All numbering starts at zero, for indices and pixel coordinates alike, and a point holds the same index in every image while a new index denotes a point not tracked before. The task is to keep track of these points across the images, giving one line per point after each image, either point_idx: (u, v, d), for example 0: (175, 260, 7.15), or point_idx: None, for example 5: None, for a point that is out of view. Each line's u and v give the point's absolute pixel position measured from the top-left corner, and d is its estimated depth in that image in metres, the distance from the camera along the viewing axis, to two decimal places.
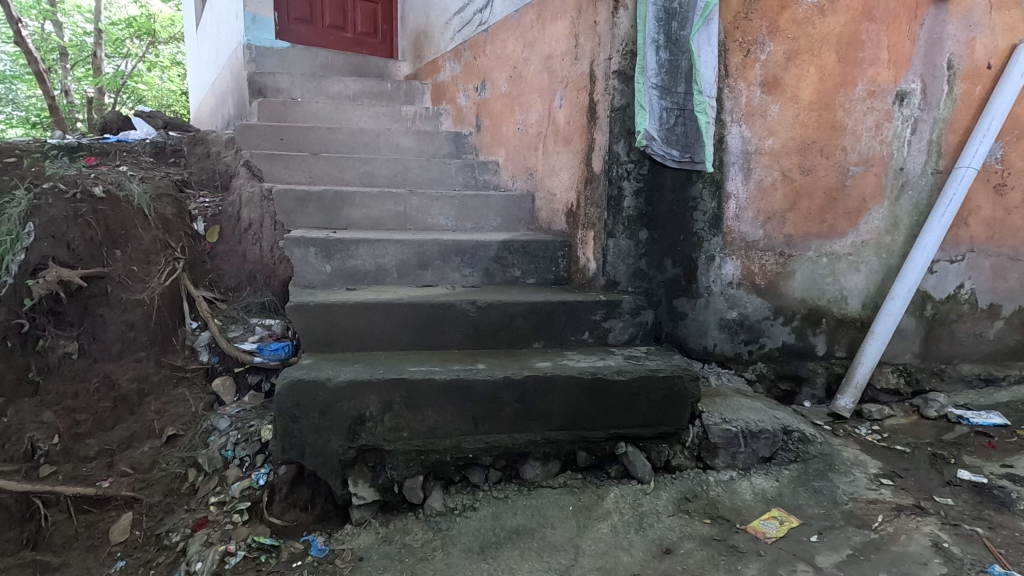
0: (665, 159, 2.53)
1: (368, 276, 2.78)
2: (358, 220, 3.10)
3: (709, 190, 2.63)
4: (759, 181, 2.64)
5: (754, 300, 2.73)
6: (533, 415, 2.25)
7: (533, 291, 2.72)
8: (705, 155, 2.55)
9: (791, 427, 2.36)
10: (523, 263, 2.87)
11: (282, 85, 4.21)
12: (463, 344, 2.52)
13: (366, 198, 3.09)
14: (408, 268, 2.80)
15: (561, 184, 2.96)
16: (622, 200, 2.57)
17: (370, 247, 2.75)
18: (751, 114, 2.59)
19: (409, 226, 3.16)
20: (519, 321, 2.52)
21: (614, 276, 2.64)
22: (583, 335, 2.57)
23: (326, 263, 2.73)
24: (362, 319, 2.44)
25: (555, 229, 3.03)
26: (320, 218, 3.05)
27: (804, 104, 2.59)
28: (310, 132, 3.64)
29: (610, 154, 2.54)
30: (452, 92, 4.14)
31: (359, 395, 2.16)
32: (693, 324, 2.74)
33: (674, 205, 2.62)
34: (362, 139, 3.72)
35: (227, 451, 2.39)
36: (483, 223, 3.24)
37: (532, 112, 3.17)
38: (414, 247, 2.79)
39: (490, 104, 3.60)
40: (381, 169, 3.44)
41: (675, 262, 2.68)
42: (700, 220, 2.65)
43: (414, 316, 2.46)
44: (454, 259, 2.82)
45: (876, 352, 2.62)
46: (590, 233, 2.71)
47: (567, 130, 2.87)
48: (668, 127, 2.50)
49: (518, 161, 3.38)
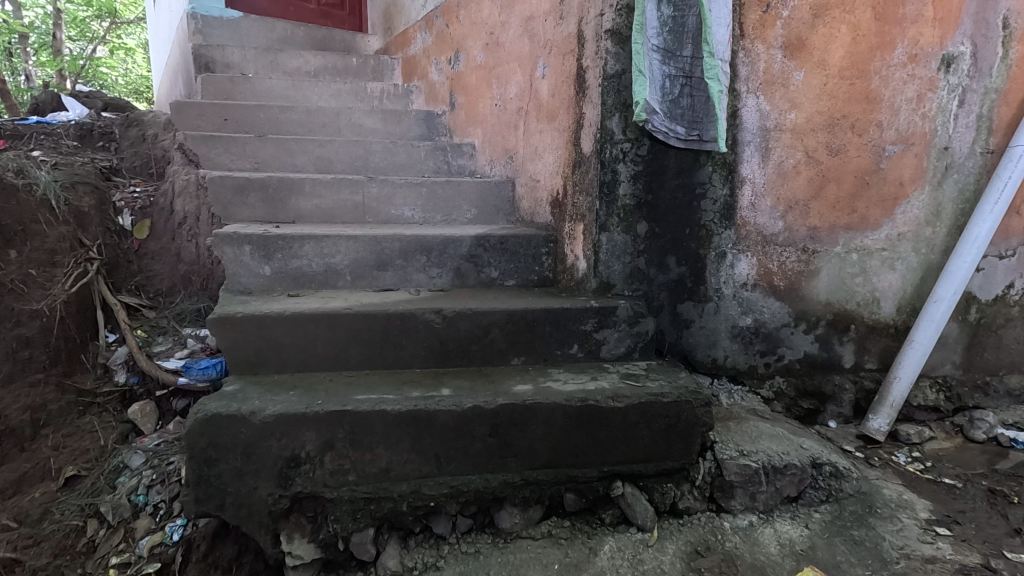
0: (669, 137, 2.10)
1: (316, 280, 2.34)
2: (308, 213, 2.65)
3: (720, 175, 2.21)
4: (779, 163, 2.22)
5: (771, 304, 2.32)
6: (510, 451, 1.85)
7: (512, 295, 2.30)
8: (718, 132, 2.11)
9: (820, 459, 1.97)
10: (501, 262, 2.44)
11: (232, 60, 3.74)
12: (427, 362, 2.09)
13: (317, 186, 2.63)
14: (364, 269, 2.36)
15: (544, 169, 2.53)
16: (616, 187, 2.15)
17: (316, 245, 2.31)
18: (770, 83, 2.17)
19: (368, 220, 2.70)
20: (494, 333, 2.10)
21: (608, 277, 2.23)
22: (572, 349, 2.15)
23: (265, 264, 2.29)
24: (303, 333, 2.00)
25: (539, 221, 2.61)
26: (263, 210, 2.60)
27: (833, 70, 2.16)
28: (260, 111, 3.17)
29: (601, 131, 2.12)
30: (423, 66, 3.69)
31: (292, 432, 1.74)
32: (700, 333, 2.33)
33: (678, 193, 2.21)
34: (319, 119, 3.25)
35: (137, 496, 1.96)
36: (457, 215, 2.79)
37: (512, 86, 2.73)
38: (370, 245, 2.34)
39: (465, 77, 3.16)
40: (339, 154, 2.98)
41: (680, 260, 2.27)
42: (709, 210, 2.23)
43: (366, 329, 2.04)
44: (420, 257, 2.38)
45: (916, 366, 2.22)
46: (579, 226, 2.29)
47: (551, 104, 2.43)
48: (671, 99, 2.07)
49: (497, 143, 2.93)
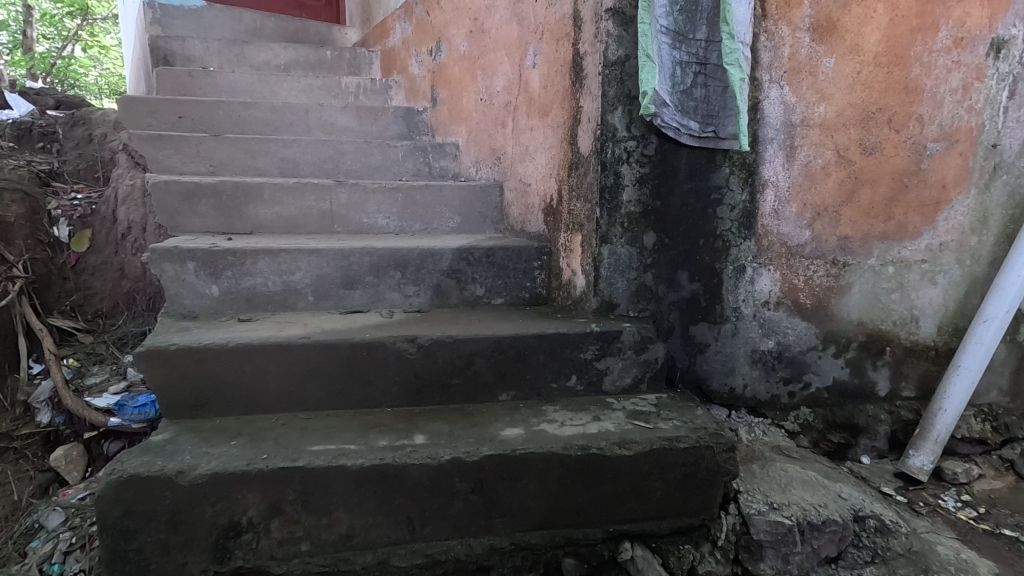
0: (680, 133, 1.80)
1: (272, 301, 2.02)
2: (268, 222, 2.32)
3: (739, 177, 1.92)
4: (805, 164, 1.93)
5: (796, 323, 2.03)
6: (496, 510, 1.56)
7: (499, 317, 1.99)
8: (740, 128, 1.82)
9: (863, 511, 1.68)
10: (487, 278, 2.14)
11: (193, 52, 3.41)
12: (400, 399, 1.77)
13: (277, 193, 2.31)
14: (329, 288, 2.04)
15: (535, 171, 2.23)
16: (620, 193, 1.87)
17: (272, 260, 1.99)
18: (795, 71, 1.88)
19: (336, 229, 2.38)
20: (479, 364, 1.79)
21: (611, 296, 1.94)
22: (570, 381, 1.85)
23: (212, 282, 1.97)
24: (250, 368, 1.68)
25: (530, 230, 2.30)
26: (215, 219, 2.29)
27: (868, 56, 1.87)
28: (219, 108, 2.85)
29: (603, 127, 1.82)
30: (403, 59, 3.38)
31: (230, 495, 1.42)
32: (716, 358, 2.04)
33: (691, 198, 1.92)
34: (286, 116, 2.93)
35: (51, 565, 1.58)
36: (438, 223, 2.47)
37: (499, 78, 2.43)
38: (335, 260, 2.03)
39: (447, 70, 2.86)
40: (306, 155, 2.66)
41: (693, 276, 1.97)
42: (726, 218, 1.94)
43: (328, 361, 1.72)
44: (394, 273, 2.07)
45: (964, 397, 1.93)
46: (576, 237, 1.99)
47: (543, 97, 2.13)
48: (683, 89, 1.78)
49: (483, 143, 2.63)
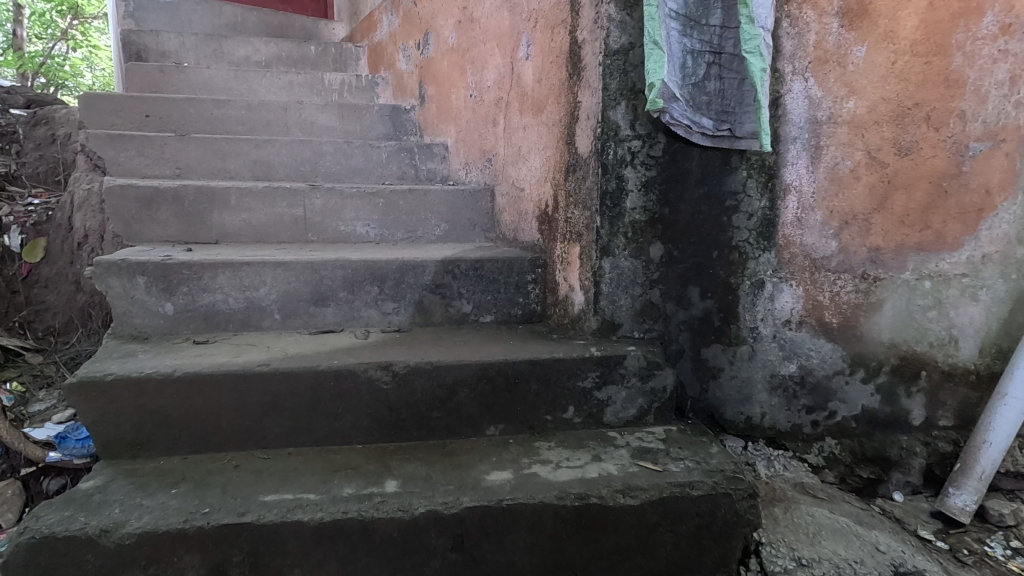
0: (691, 131, 1.60)
1: (234, 320, 1.80)
2: (234, 230, 2.11)
3: (758, 182, 1.71)
4: (831, 167, 1.71)
5: (820, 344, 1.81)
6: (479, 569, 1.34)
7: (486, 338, 1.78)
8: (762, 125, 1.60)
9: (905, 566, 1.44)
10: (475, 293, 1.92)
11: (167, 47, 3.19)
12: (372, 434, 1.56)
13: (245, 198, 2.10)
14: (297, 305, 1.83)
15: (529, 173, 2.02)
16: (623, 199, 1.66)
17: (233, 275, 1.78)
18: (822, 61, 1.67)
19: (310, 238, 2.17)
20: (463, 395, 1.58)
21: (613, 315, 1.72)
22: (567, 413, 1.63)
23: (165, 299, 1.75)
24: (199, 400, 1.47)
25: (523, 239, 2.09)
26: (177, 227, 2.07)
27: (904, 45, 1.62)
28: (189, 105, 2.64)
29: (603, 124, 1.62)
30: (390, 54, 3.18)
31: (165, 557, 1.21)
32: (731, 384, 1.82)
33: (703, 205, 1.71)
34: (262, 114, 2.72)
35: None
36: (423, 230, 2.25)
37: (490, 72, 2.22)
38: (304, 274, 1.81)
39: (435, 65, 2.65)
40: (281, 157, 2.45)
41: (706, 292, 1.76)
42: (743, 228, 1.73)
43: (289, 393, 1.51)
44: (370, 288, 1.86)
45: (1012, 430, 1.64)
46: (574, 249, 1.77)
47: (537, 92, 1.91)
48: (695, 82, 1.58)
49: (472, 144, 2.42)
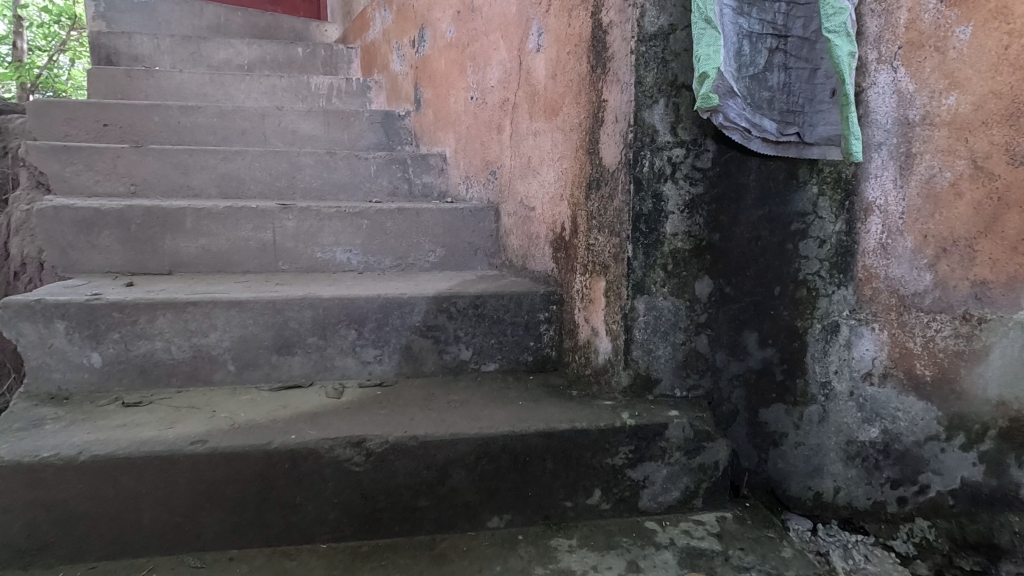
0: (750, 136, 1.25)
1: (178, 373, 1.46)
2: (190, 258, 1.77)
3: (831, 201, 1.35)
4: (926, 179, 1.31)
5: (909, 404, 1.40)
6: None
7: (488, 396, 1.43)
8: (848, 127, 1.21)
9: None
10: (476, 337, 1.57)
11: (141, 50, 2.89)
12: (341, 530, 1.21)
13: (203, 221, 1.77)
14: (256, 353, 1.49)
15: (541, 188, 1.67)
16: (662, 222, 1.32)
17: (177, 317, 1.44)
18: (915, 46, 1.29)
19: (281, 266, 1.83)
20: (458, 478, 1.23)
21: (649, 368, 1.37)
22: (592, 497, 1.28)
23: (92, 348, 1.41)
24: (113, 491, 1.12)
25: (533, 268, 1.74)
26: (121, 254, 1.73)
27: (1021, 24, 1.21)
28: (152, 113, 2.32)
29: (638, 128, 1.27)
30: (383, 55, 2.87)
31: None
32: (798, 454, 1.44)
33: (762, 229, 1.35)
34: (236, 122, 2.40)
35: None
36: (415, 256, 1.90)
37: (493, 69, 1.88)
38: (265, 316, 1.48)
39: (431, 64, 2.33)
40: (253, 171, 2.12)
41: (765, 338, 1.39)
42: (814, 257, 1.36)
43: (231, 479, 1.16)
44: (346, 331, 1.51)
45: None
46: (599, 284, 1.42)
47: (551, 91, 1.57)
48: (754, 73, 1.24)
49: (474, 155, 2.08)
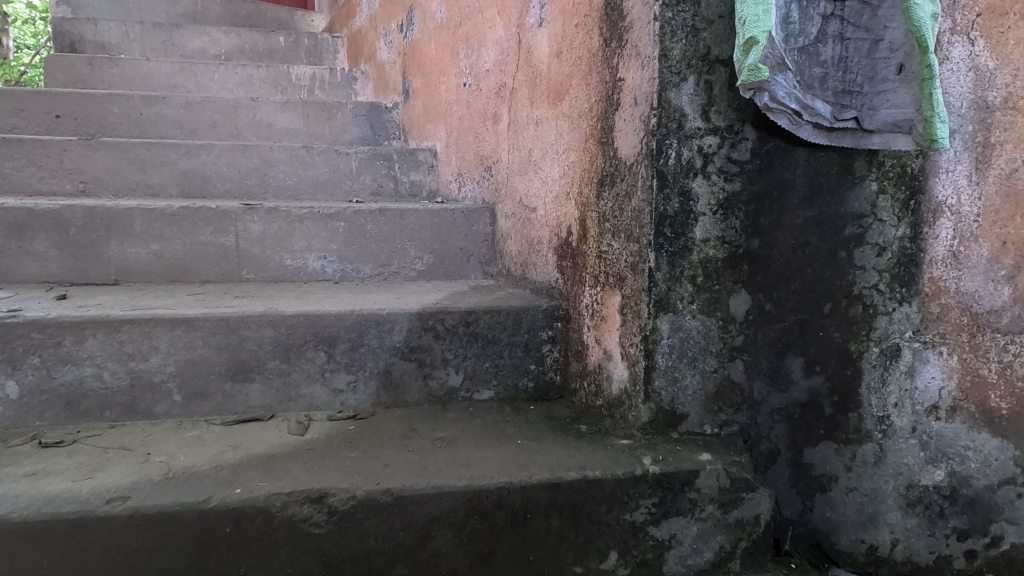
0: (800, 121, 1.02)
1: (112, 405, 1.22)
2: (140, 265, 1.53)
3: (894, 200, 1.11)
4: (1012, 171, 1.03)
5: (981, 440, 1.10)
6: None
7: (481, 433, 1.19)
8: (933, 106, 0.98)
9: None
10: (467, 360, 1.34)
11: (107, 38, 2.66)
12: None
13: (155, 223, 1.53)
14: (207, 381, 1.25)
15: (543, 185, 1.45)
16: (690, 226, 1.09)
17: (110, 338, 1.20)
18: (997, 13, 1.03)
19: (245, 275, 1.59)
20: (443, 539, 1.00)
21: (674, 401, 1.14)
22: (605, 560, 1.05)
23: (7, 375, 1.17)
24: (5, 565, 0.89)
25: (534, 278, 1.51)
26: (59, 262, 1.49)
27: None
28: (110, 102, 2.07)
29: (663, 111, 1.05)
30: (370, 42, 2.66)
31: None
32: (850, 502, 1.19)
33: (811, 234, 1.13)
34: (205, 114, 2.18)
35: None
36: (399, 264, 1.67)
37: (488, 50, 1.65)
38: (216, 336, 1.24)
39: (421, 48, 2.12)
40: (220, 167, 1.89)
41: (811, 364, 1.16)
42: (871, 268, 1.12)
43: (158, 546, 0.93)
44: (314, 354, 1.28)
45: None
46: (613, 298, 1.19)
47: (555, 72, 1.35)
48: (805, 45, 1.02)
49: (467, 148, 1.85)
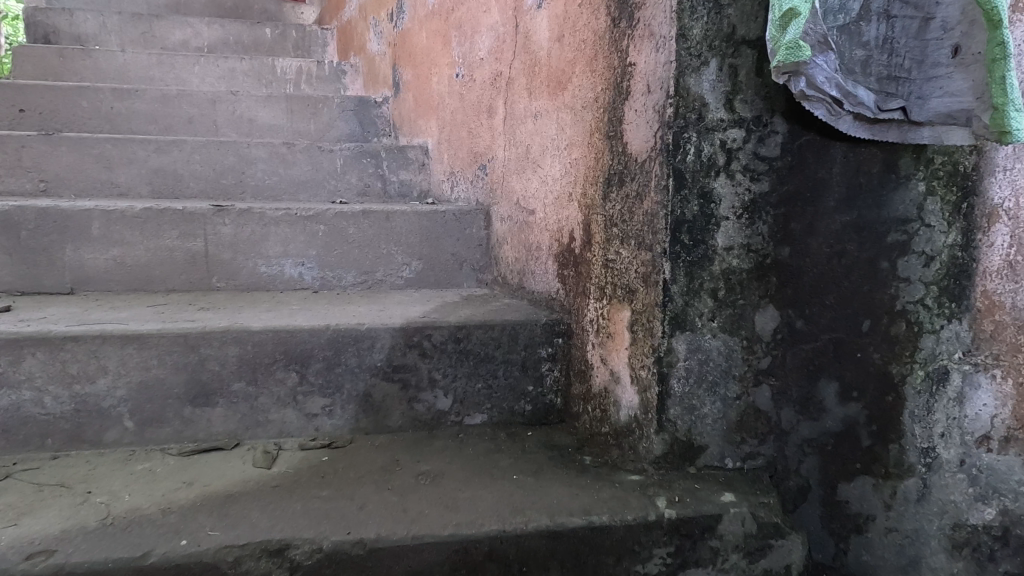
0: (838, 112, 0.88)
1: (55, 433, 1.08)
2: (98, 273, 1.39)
3: (946, 201, 0.94)
4: None
5: None
6: None
7: (470, 467, 1.05)
8: (1007, 92, 0.80)
9: None
10: (456, 381, 1.20)
11: (84, 30, 2.52)
12: None
13: (114, 226, 1.38)
14: (163, 406, 1.11)
15: (542, 185, 1.30)
16: (711, 232, 0.96)
17: (51, 358, 1.06)
18: None
19: (215, 284, 1.45)
20: None
21: (691, 431, 1.00)
22: None
23: None
24: None
25: (532, 287, 1.37)
26: (7, 269, 1.34)
27: None
28: (78, 96, 1.93)
29: (682, 101, 0.91)
30: (360, 34, 2.52)
31: None
32: (888, 543, 1.02)
33: (847, 241, 0.98)
34: (181, 109, 2.04)
35: None
36: (384, 271, 1.53)
37: (482, 36, 1.51)
38: (173, 355, 1.10)
39: (411, 38, 1.98)
40: (193, 165, 1.75)
41: (847, 390, 1.01)
42: (917, 280, 0.96)
43: None
44: (284, 375, 1.14)
45: None
46: (622, 313, 1.05)
47: (556, 59, 1.20)
48: (846, 24, 0.88)
49: (460, 145, 1.71)
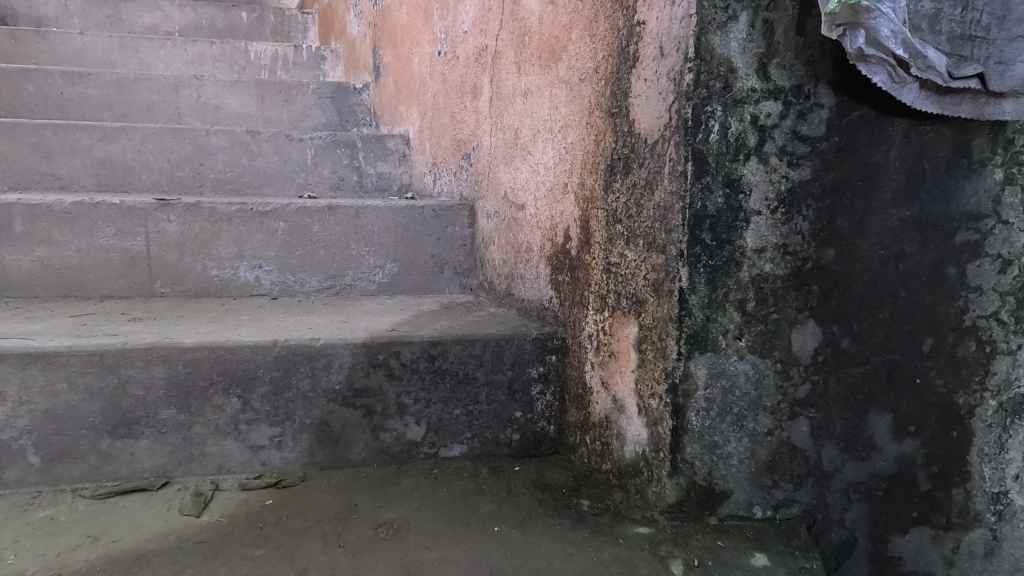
0: (904, 79, 0.67)
1: None
2: (20, 276, 1.19)
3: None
4: None
5: None
6: None
7: (444, 513, 0.88)
8: None
9: None
10: (430, 407, 1.01)
11: (44, 13, 2.35)
12: None
13: (39, 222, 1.18)
14: (76, 439, 0.92)
15: (532, 174, 1.12)
16: (738, 232, 0.79)
17: None
18: None
19: (158, 289, 1.26)
20: None
21: (714, 475, 0.83)
22: None
23: None
24: None
25: (520, 295, 1.19)
26: None
27: None
28: (24, 79, 1.74)
29: (704, 65, 0.73)
30: (341, 17, 2.34)
31: None
32: None
33: (904, 241, 0.74)
34: (139, 95, 1.85)
35: None
36: (354, 274, 1.35)
37: (466, 7, 1.33)
38: (87, 377, 0.91)
39: (391, 17, 1.80)
40: (144, 155, 1.56)
41: (902, 426, 0.77)
42: (991, 290, 0.68)
43: None
44: (223, 401, 0.95)
45: None
46: (628, 327, 0.86)
47: (549, 24, 1.02)
48: None
49: (442, 132, 1.53)
